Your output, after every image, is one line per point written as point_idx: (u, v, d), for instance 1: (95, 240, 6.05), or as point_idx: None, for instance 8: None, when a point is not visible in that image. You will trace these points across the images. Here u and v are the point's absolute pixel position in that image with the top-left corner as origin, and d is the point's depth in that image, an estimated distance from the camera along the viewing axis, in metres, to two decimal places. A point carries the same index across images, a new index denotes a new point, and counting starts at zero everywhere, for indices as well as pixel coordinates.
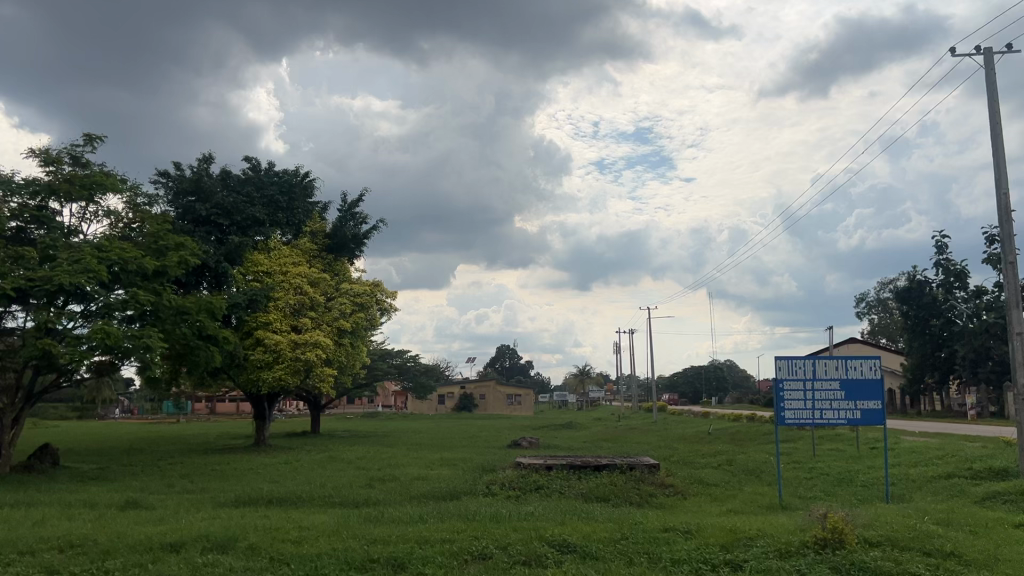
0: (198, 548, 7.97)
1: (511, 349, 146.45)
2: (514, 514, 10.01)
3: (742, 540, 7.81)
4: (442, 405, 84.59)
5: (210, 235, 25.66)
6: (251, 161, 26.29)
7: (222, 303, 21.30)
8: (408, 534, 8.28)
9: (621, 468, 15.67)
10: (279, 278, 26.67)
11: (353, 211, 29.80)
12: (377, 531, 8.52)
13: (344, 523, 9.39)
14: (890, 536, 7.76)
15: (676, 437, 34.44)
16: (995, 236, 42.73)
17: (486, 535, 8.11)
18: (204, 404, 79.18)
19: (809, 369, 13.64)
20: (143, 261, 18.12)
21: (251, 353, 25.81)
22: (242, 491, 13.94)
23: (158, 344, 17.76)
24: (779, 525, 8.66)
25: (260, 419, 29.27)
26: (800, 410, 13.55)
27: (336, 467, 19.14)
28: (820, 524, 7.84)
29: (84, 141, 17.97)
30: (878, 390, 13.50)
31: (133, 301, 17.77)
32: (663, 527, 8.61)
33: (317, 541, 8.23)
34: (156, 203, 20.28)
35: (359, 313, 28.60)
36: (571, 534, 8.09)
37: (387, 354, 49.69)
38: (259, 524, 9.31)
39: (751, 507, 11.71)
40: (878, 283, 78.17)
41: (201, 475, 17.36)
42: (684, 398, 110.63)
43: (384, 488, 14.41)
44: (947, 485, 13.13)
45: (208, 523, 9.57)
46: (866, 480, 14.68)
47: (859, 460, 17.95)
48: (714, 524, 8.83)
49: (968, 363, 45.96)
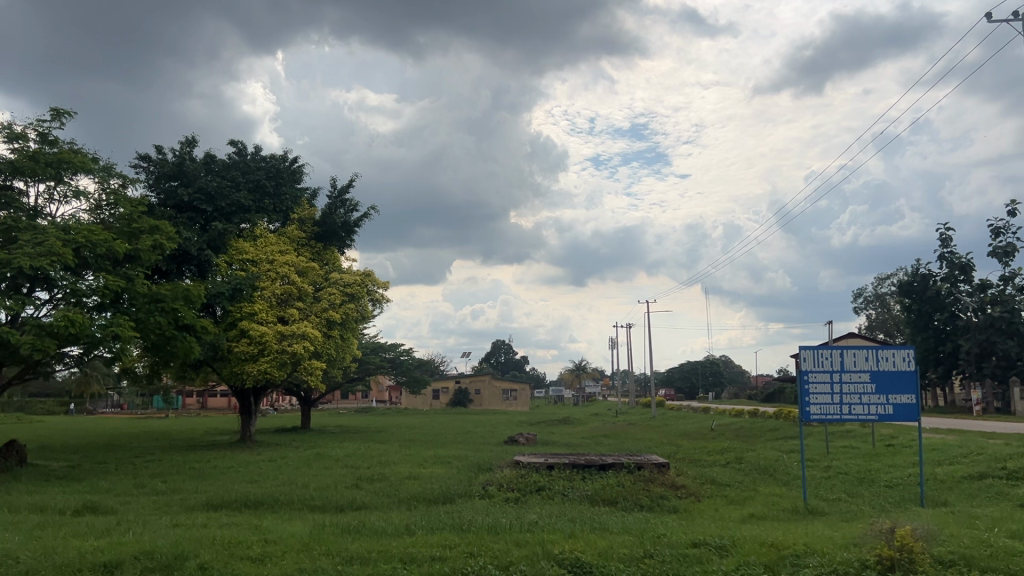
0: (138, 570, 7.38)
1: (506, 344, 146.27)
2: (515, 523, 9.49)
3: (789, 559, 7.22)
4: (437, 400, 84.30)
5: (192, 222, 25.00)
6: (236, 145, 25.73)
7: (201, 290, 20.69)
8: (388, 551, 7.79)
9: (628, 469, 15.23)
10: (265, 267, 26.21)
11: (343, 198, 29.36)
12: (349, 547, 8.05)
13: (313, 536, 8.82)
14: (964, 554, 7.17)
15: (678, 433, 34.16)
16: (1001, 228, 42.24)
17: (484, 553, 7.57)
18: (194, 398, 78.73)
19: (836, 361, 13.21)
20: (113, 244, 17.59)
21: (235, 344, 25.22)
22: (215, 493, 13.46)
23: (128, 333, 17.23)
24: (837, 539, 7.93)
25: (244, 414, 28.66)
26: (827, 405, 13.11)
27: (328, 465, 18.73)
28: (883, 541, 7.21)
29: (51, 117, 17.43)
30: (912, 383, 13.02)
31: (103, 288, 17.31)
32: (691, 541, 7.99)
33: (280, 559, 7.72)
34: (129, 186, 19.74)
35: (349, 304, 28.11)
36: (585, 552, 7.44)
37: (379, 347, 49.18)
38: (216, 537, 8.79)
39: (775, 511, 11.28)
40: (876, 278, 78.04)
41: (180, 476, 16.77)
42: (680, 394, 110.80)
43: (372, 491, 13.91)
44: (983, 486, 12.73)
45: (160, 536, 9.01)
46: (888, 480, 14.28)
47: (876, 458, 17.53)
48: (752, 538, 8.15)
49: (973, 358, 45.61)
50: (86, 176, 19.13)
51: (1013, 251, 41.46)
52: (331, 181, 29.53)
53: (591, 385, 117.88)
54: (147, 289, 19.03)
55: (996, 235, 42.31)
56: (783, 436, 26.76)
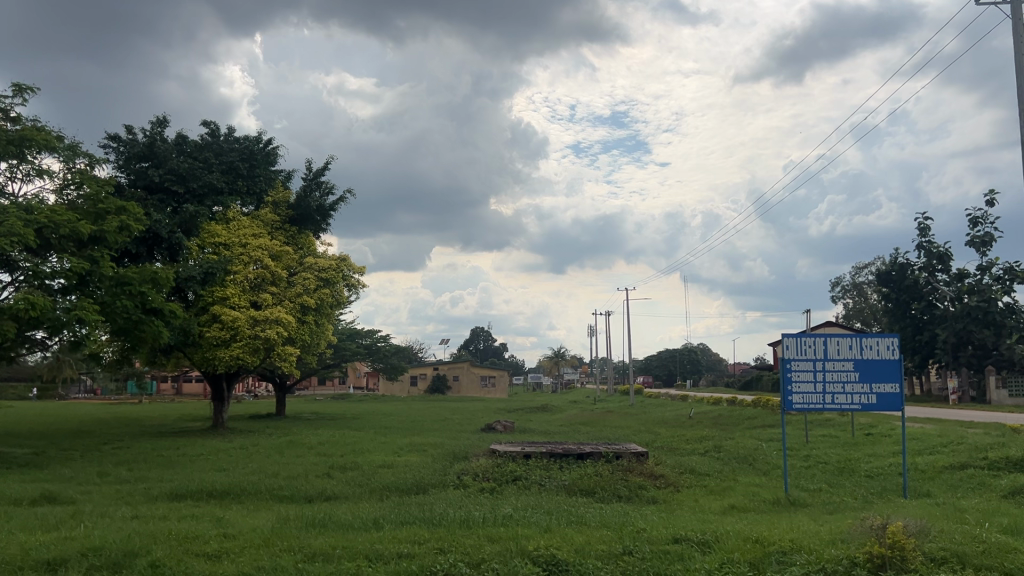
0: (83, 568, 7.14)
1: (485, 331, 146.22)
2: (489, 516, 9.34)
3: (775, 557, 7.04)
4: (415, 386, 84.14)
5: (163, 204, 24.55)
6: (208, 125, 25.26)
7: (170, 274, 20.35)
8: (352, 547, 7.60)
9: (606, 458, 15.19)
10: (237, 250, 25.81)
11: (319, 181, 29.02)
12: (313, 542, 7.85)
13: (275, 530, 8.64)
14: (956, 551, 6.92)
15: (657, 421, 34.29)
16: (979, 219, 42.56)
17: (454, 549, 7.44)
18: (169, 383, 78.11)
19: (820, 349, 13.19)
20: (77, 225, 17.25)
21: (206, 329, 24.89)
22: (181, 483, 13.25)
23: (92, 316, 16.89)
24: (829, 535, 7.71)
25: (217, 401, 28.35)
26: (809, 394, 13.10)
27: (300, 454, 18.53)
28: (875, 536, 6.97)
29: (13, 92, 17.03)
30: (895, 372, 13.06)
31: (67, 269, 17.00)
32: (673, 537, 7.83)
33: (238, 555, 7.51)
34: (96, 165, 19.36)
35: (324, 289, 27.86)
36: (560, 549, 7.26)
37: (356, 334, 48.88)
38: (171, 532, 8.56)
39: (756, 502, 11.24)
40: (853, 267, 78.65)
41: (147, 464, 16.50)
42: (658, 380, 111.41)
43: (344, 480, 13.75)
44: (965, 477, 12.77)
45: (114, 530, 8.76)
46: (869, 470, 14.35)
47: (855, 447, 17.61)
48: (737, 533, 8.00)
49: (949, 348, 46.06)
50: (50, 155, 18.73)
51: (990, 241, 41.81)
52: (306, 164, 29.19)
53: (570, 372, 118.21)
54: (113, 271, 18.71)
55: (974, 225, 42.63)
56: (762, 424, 26.87)
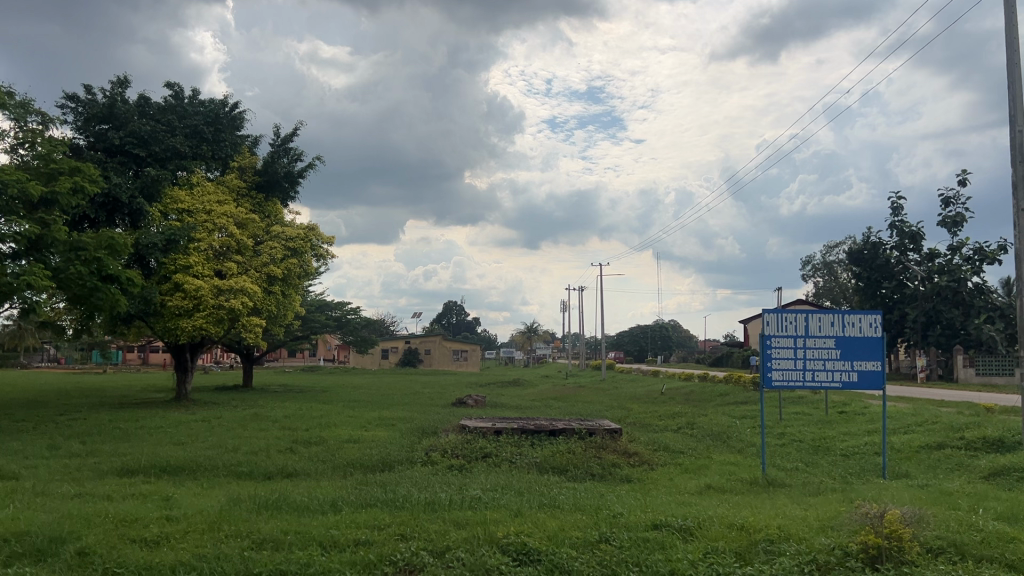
0: (5, 556, 6.85)
1: (458, 306, 146.09)
2: (456, 498, 9.18)
3: (762, 546, 6.89)
4: (386, 359, 84.00)
5: (124, 167, 23.89)
6: (172, 87, 24.60)
7: (129, 240, 19.85)
8: (304, 533, 7.39)
9: (579, 435, 15.11)
10: (201, 217, 25.34)
11: (286, 147, 28.47)
12: (262, 527, 7.60)
13: (224, 512, 8.42)
14: (954, 541, 6.82)
15: (629, 396, 34.44)
16: (951, 199, 42.92)
17: (416, 535, 7.28)
18: (134, 353, 77.15)
19: (801, 325, 13.15)
20: (28, 185, 16.72)
21: (169, 299, 24.41)
22: (135, 457, 12.95)
23: (42, 282, 16.35)
24: (819, 522, 7.57)
25: (180, 372, 27.91)
26: (790, 371, 13.08)
27: (265, 427, 18.28)
28: (870, 526, 6.82)
29: None
30: (877, 349, 13.02)
31: (17, 231, 16.47)
32: (653, 523, 7.69)
33: (178, 541, 7.26)
34: (49, 124, 18.73)
35: (291, 259, 27.46)
36: (530, 536, 7.13)
37: (325, 306, 48.37)
38: (110, 514, 8.26)
39: (732, 482, 11.21)
40: (825, 246, 79.38)
41: (101, 437, 16.14)
42: (629, 356, 112.15)
43: (307, 456, 13.53)
44: (943, 457, 12.87)
45: (51, 512, 8.44)
46: (844, 449, 14.43)
47: (829, 425, 17.72)
48: (718, 518, 7.89)
49: (919, 327, 47.00)
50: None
51: (961, 221, 42.25)
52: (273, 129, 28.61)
53: (542, 347, 118.57)
54: (67, 235, 18.23)
55: (946, 204, 43.02)
56: (733, 401, 27.05)
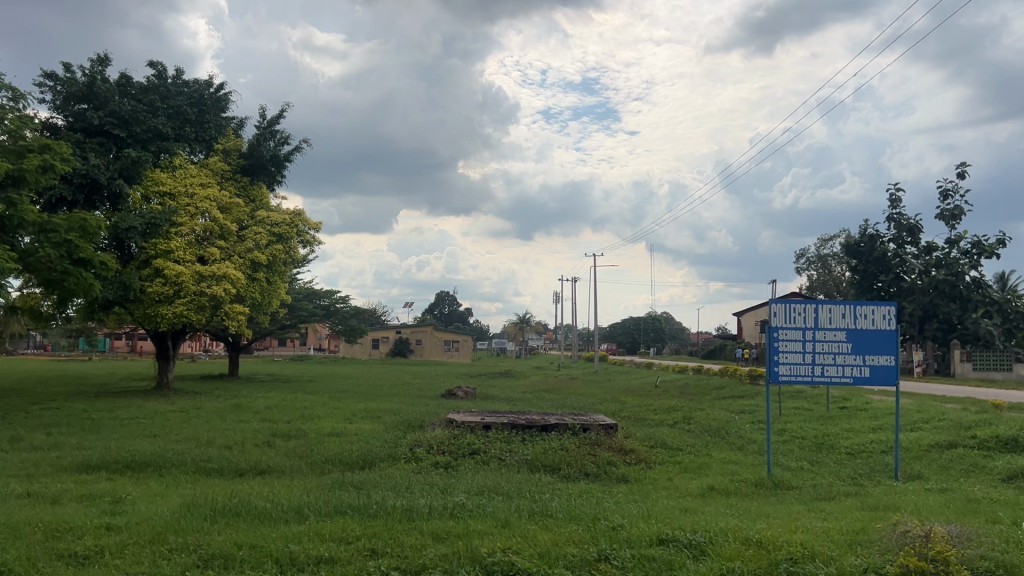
0: None
1: (450, 296, 145.71)
2: (436, 504, 8.86)
3: (784, 566, 6.62)
4: (377, 349, 83.57)
5: (103, 148, 23.42)
6: (155, 67, 24.11)
7: (104, 221, 19.44)
8: (259, 547, 7.10)
9: (572, 430, 14.87)
10: (183, 202, 24.96)
11: (273, 129, 28.12)
12: (214, 539, 7.32)
13: (173, 519, 8.12)
14: (1001, 562, 6.51)
15: (624, 388, 34.19)
16: (950, 192, 42.64)
17: (385, 549, 7.04)
18: (123, 340, 76.66)
19: (809, 317, 12.91)
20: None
21: (149, 285, 24.04)
22: (99, 451, 12.63)
23: (11, 265, 15.92)
24: (846, 538, 7.26)
25: (163, 360, 27.54)
26: (797, 365, 12.84)
27: (246, 419, 17.95)
28: (914, 544, 6.51)
29: None
30: (891, 343, 12.80)
31: None
32: (659, 537, 7.43)
33: (116, 555, 6.98)
34: (21, 100, 18.22)
35: (277, 245, 27.16)
36: (519, 552, 6.85)
37: (314, 295, 47.92)
38: (51, 519, 7.95)
39: (736, 484, 10.96)
40: (819, 239, 79.16)
41: (75, 429, 15.78)
42: (621, 348, 111.93)
43: (283, 451, 13.23)
44: (958, 457, 12.68)
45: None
46: (850, 447, 14.22)
47: (831, 421, 17.50)
48: (726, 530, 7.62)
49: (916, 320, 47.06)
50: None
51: (960, 215, 42.08)
52: (259, 111, 28.21)
53: (534, 338, 118.25)
54: (37, 216, 17.83)
55: (945, 198, 42.80)
56: (729, 395, 26.80)
